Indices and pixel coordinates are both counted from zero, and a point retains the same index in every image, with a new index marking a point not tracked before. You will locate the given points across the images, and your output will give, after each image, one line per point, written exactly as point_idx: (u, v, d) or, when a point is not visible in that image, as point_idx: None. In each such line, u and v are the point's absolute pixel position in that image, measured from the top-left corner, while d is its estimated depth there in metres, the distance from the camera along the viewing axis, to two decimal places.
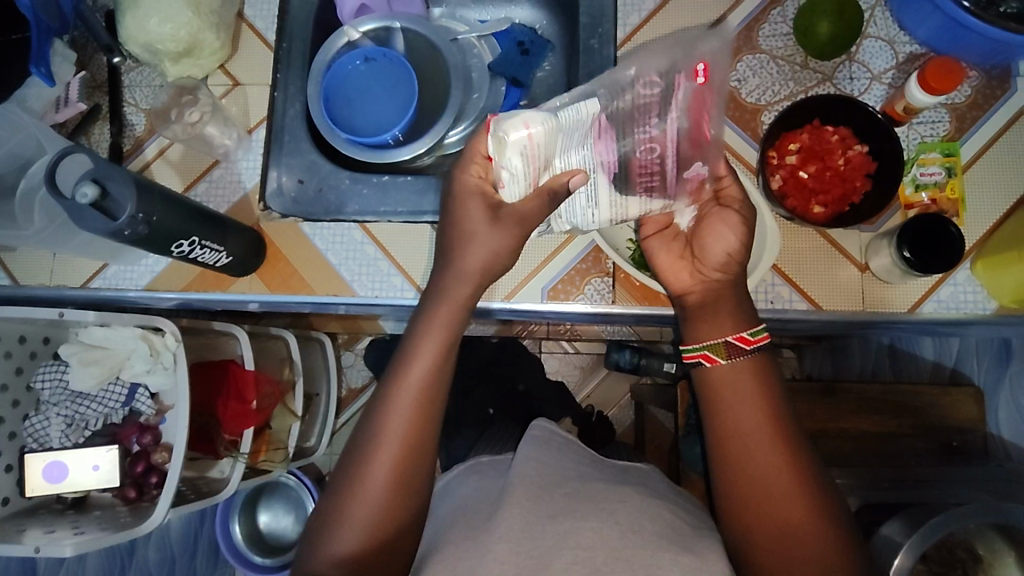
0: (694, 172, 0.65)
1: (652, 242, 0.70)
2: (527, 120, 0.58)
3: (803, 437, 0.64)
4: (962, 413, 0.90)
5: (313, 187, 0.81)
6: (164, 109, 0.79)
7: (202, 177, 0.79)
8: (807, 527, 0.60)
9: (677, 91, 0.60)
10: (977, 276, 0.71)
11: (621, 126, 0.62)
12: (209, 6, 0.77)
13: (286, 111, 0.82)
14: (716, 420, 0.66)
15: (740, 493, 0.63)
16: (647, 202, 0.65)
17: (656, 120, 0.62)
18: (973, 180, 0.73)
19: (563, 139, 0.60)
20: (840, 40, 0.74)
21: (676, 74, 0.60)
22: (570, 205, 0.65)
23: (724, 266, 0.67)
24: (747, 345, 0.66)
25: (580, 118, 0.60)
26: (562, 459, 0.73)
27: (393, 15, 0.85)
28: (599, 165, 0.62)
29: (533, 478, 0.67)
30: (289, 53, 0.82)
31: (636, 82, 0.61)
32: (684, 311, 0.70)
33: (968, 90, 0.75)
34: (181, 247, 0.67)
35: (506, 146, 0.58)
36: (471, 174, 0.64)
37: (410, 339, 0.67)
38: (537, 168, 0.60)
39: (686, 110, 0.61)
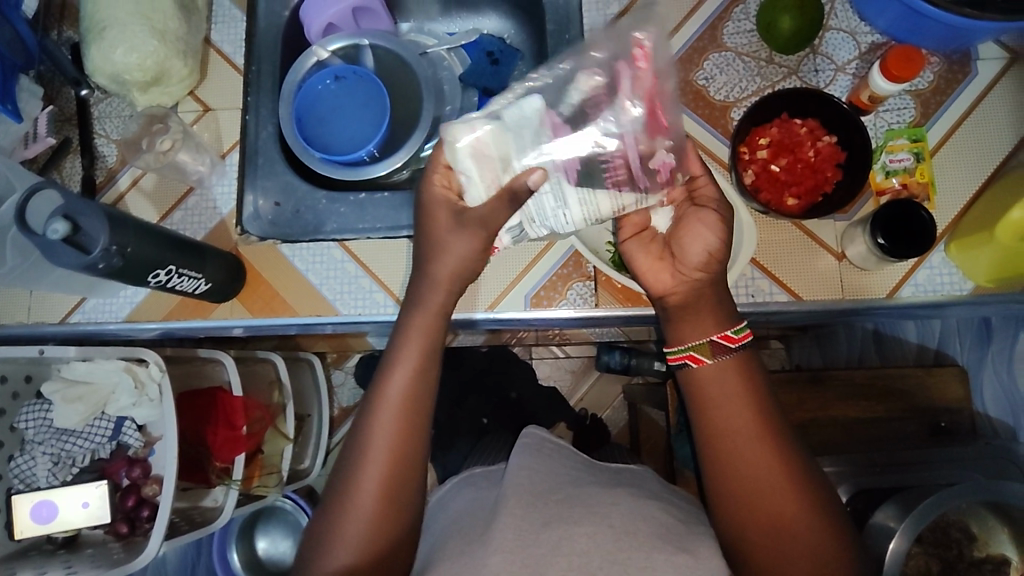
0: (661, 163, 0.62)
1: (631, 244, 0.69)
2: (471, 123, 0.59)
3: (792, 432, 0.65)
4: (949, 395, 0.90)
5: (290, 208, 0.82)
6: (134, 139, 0.78)
7: (178, 205, 0.79)
8: (799, 521, 0.61)
9: (620, 80, 0.62)
10: (952, 258, 0.72)
11: (575, 119, 0.61)
12: (175, 33, 0.77)
13: (258, 135, 0.82)
14: (705, 420, 0.66)
15: (733, 494, 0.63)
16: (618, 197, 0.61)
17: (609, 111, 0.61)
18: (942, 163, 0.74)
19: (514, 138, 0.59)
20: (805, 32, 0.75)
21: (617, 63, 0.63)
22: (540, 206, 0.62)
23: (705, 264, 0.66)
24: (731, 343, 0.66)
25: (526, 116, 0.60)
26: (555, 467, 0.72)
27: (361, 32, 0.85)
28: (558, 161, 0.59)
29: (527, 487, 0.67)
30: (260, 76, 0.84)
31: (578, 76, 0.63)
32: (667, 312, 0.68)
33: (930, 76, 0.76)
34: (158, 277, 0.67)
35: (455, 151, 0.59)
36: (434, 183, 0.64)
37: (393, 355, 0.67)
38: (493, 169, 0.60)
39: (638, 95, 0.61)
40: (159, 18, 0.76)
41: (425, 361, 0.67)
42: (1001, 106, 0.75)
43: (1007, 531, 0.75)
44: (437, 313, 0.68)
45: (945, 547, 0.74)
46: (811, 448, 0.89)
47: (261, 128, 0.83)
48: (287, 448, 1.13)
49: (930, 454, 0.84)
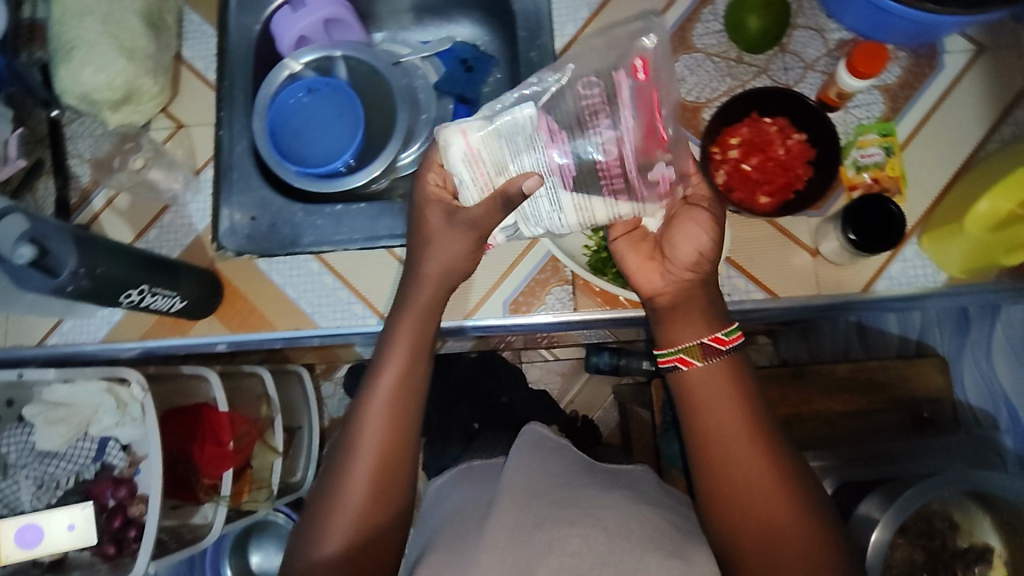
0: (659, 173, 0.65)
1: (621, 243, 0.70)
2: (465, 128, 0.62)
3: (783, 436, 0.65)
4: (929, 385, 0.90)
5: (267, 222, 0.82)
6: (106, 159, 0.80)
7: (153, 223, 0.78)
8: (788, 525, 0.60)
9: (620, 89, 0.64)
10: (925, 250, 0.73)
11: (572, 127, 0.63)
12: (144, 51, 0.77)
13: (233, 150, 0.83)
14: (694, 421, 0.66)
15: (721, 494, 0.63)
16: (614, 205, 0.64)
17: (608, 121, 0.63)
18: (912, 156, 0.75)
19: (508, 145, 0.61)
20: (767, 36, 0.76)
21: (617, 72, 0.64)
22: (535, 208, 0.64)
23: (695, 264, 0.67)
24: (723, 345, 0.66)
25: (519, 121, 0.61)
26: (553, 467, 0.71)
27: (333, 44, 0.85)
28: (554, 169, 0.62)
29: (518, 489, 0.66)
30: (233, 90, 0.83)
31: (576, 83, 0.65)
32: (657, 312, 0.70)
33: (898, 71, 0.77)
34: (131, 297, 0.67)
35: (448, 155, 0.62)
36: (428, 182, 0.65)
37: (379, 363, 0.67)
38: (486, 173, 0.62)
39: (636, 106, 0.64)
40: (127, 36, 0.76)
41: (412, 367, 0.66)
42: (968, 98, 0.76)
43: (990, 519, 0.76)
44: (422, 321, 0.67)
45: (932, 536, 0.75)
46: (796, 444, 0.90)
47: (236, 142, 0.83)
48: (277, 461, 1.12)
49: (913, 446, 0.86)
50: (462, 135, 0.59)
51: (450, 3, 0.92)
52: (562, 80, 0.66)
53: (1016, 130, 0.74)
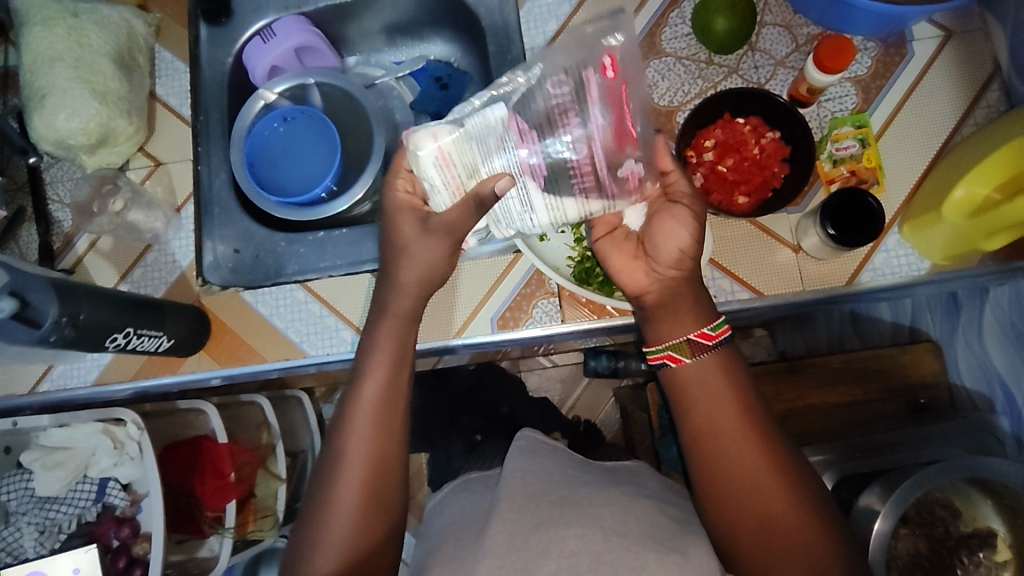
0: (628, 171, 0.65)
1: (604, 243, 0.70)
2: (435, 132, 0.60)
3: (776, 427, 0.65)
4: (923, 369, 0.91)
5: (250, 254, 0.81)
6: (86, 204, 0.78)
7: (137, 263, 0.79)
8: (788, 517, 0.60)
9: (589, 87, 0.64)
10: (906, 239, 0.73)
11: (542, 126, 0.63)
12: (117, 94, 0.77)
13: (213, 184, 0.82)
14: (690, 419, 0.66)
15: (720, 494, 0.63)
16: (585, 203, 0.65)
17: (577, 119, 0.63)
18: (888, 145, 0.75)
19: (480, 147, 0.61)
20: (737, 37, 0.75)
21: (586, 70, 0.63)
22: (506, 209, 0.65)
23: (678, 263, 0.67)
24: (709, 340, 0.66)
25: (489, 123, 0.61)
26: (550, 464, 0.73)
27: (306, 72, 0.84)
28: (526, 170, 0.62)
29: (519, 492, 0.66)
30: (208, 125, 0.83)
31: (545, 83, 0.64)
32: (644, 311, 0.69)
33: (868, 62, 0.77)
34: (116, 340, 0.67)
35: (419, 159, 0.61)
36: (398, 188, 0.65)
37: (362, 367, 0.67)
38: (458, 177, 0.62)
39: (605, 104, 0.64)
40: (99, 80, 0.76)
41: (398, 374, 0.67)
42: (940, 84, 0.75)
43: (990, 503, 0.76)
44: (394, 324, 0.68)
45: (932, 525, 0.76)
46: (794, 439, 0.90)
47: (215, 176, 0.82)
48: (281, 489, 1.11)
49: (910, 432, 0.84)
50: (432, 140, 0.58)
51: (421, 23, 0.91)
52: (530, 81, 0.65)
53: (989, 112, 0.74)
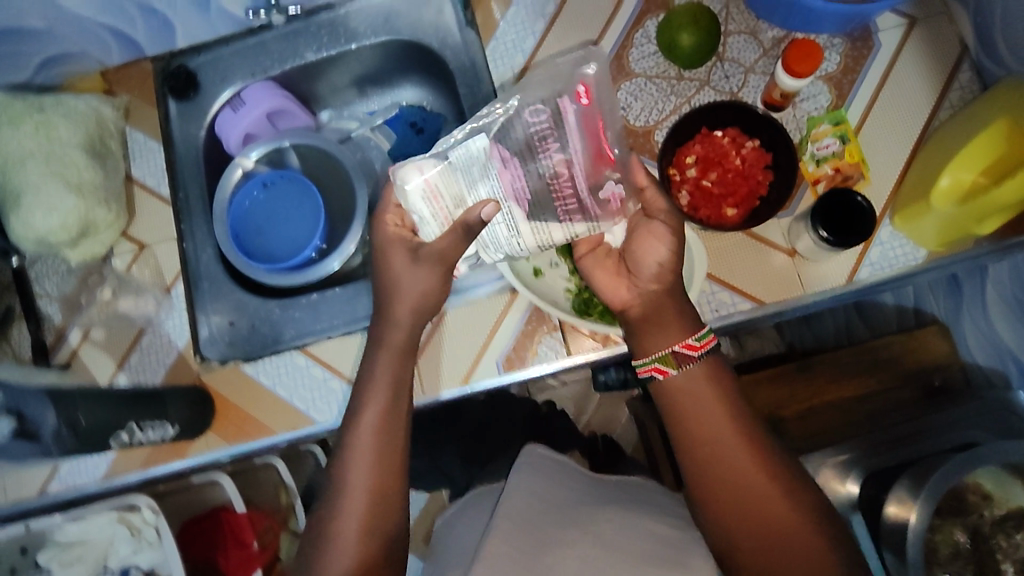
0: (610, 191, 0.65)
1: (587, 261, 0.70)
2: (420, 166, 0.63)
3: (767, 431, 0.64)
4: (932, 352, 0.91)
5: (246, 325, 0.80)
6: (73, 297, 0.81)
7: (133, 348, 0.79)
8: (785, 521, 0.60)
9: (566, 115, 0.64)
10: (899, 230, 0.73)
11: (523, 154, 0.63)
12: (92, 184, 0.76)
13: (200, 260, 0.82)
14: (680, 428, 0.65)
15: (716, 501, 0.62)
16: (569, 226, 0.64)
17: (557, 145, 0.63)
18: (868, 139, 0.75)
19: (464, 177, 0.63)
20: (703, 51, 0.75)
21: (561, 98, 0.63)
22: (493, 234, 0.65)
23: (658, 276, 0.66)
24: (695, 351, 0.65)
25: (471, 154, 0.63)
26: (564, 489, 0.76)
27: (280, 135, 0.83)
28: (510, 195, 0.63)
29: (525, 514, 0.70)
30: (188, 202, 0.83)
31: (523, 112, 0.64)
32: (629, 325, 0.68)
33: (837, 58, 0.77)
34: (122, 438, 0.73)
35: (406, 194, 0.63)
36: (387, 223, 0.67)
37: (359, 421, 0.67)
38: (445, 208, 0.63)
39: (582, 131, 0.63)
40: (72, 172, 0.75)
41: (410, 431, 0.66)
42: (910, 72, 0.76)
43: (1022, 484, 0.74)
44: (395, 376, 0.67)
45: (965, 513, 0.74)
46: (812, 438, 0.90)
47: (201, 251, 0.82)
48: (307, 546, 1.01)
49: (929, 421, 0.84)
50: (417, 174, 0.61)
51: (390, 72, 0.90)
52: (509, 111, 0.65)
53: (963, 93, 0.75)
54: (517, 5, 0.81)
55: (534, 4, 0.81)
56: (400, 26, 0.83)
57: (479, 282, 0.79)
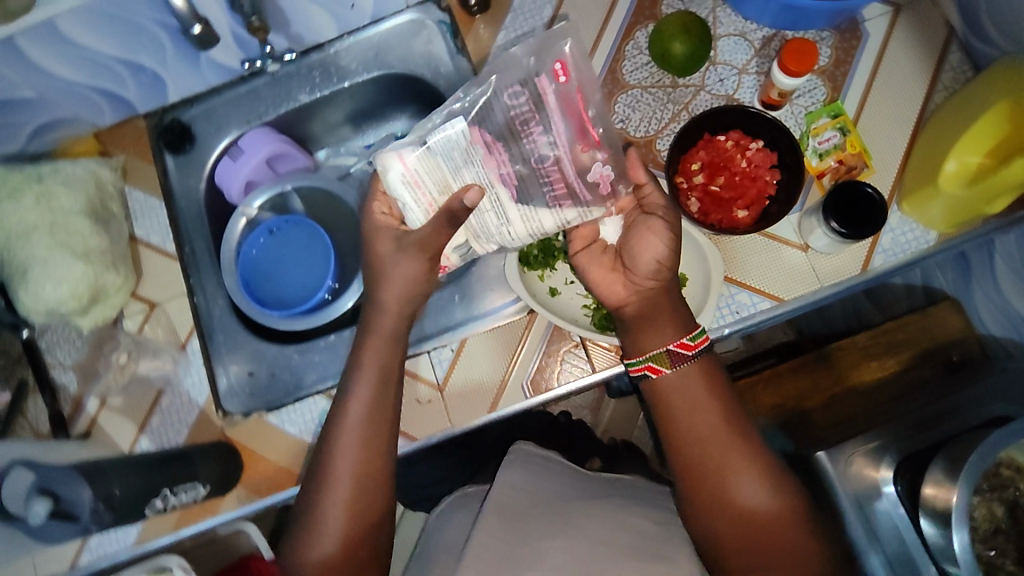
0: (598, 174, 0.63)
1: (583, 257, 0.68)
2: (400, 152, 0.61)
3: (754, 431, 0.65)
4: (949, 327, 0.90)
5: (265, 373, 0.79)
6: (90, 364, 0.79)
7: (153, 411, 0.78)
8: (766, 519, 0.61)
9: (545, 96, 0.62)
10: (909, 215, 0.73)
11: (505, 137, 0.62)
12: (98, 249, 0.75)
13: (213, 312, 0.81)
14: (671, 423, 0.66)
15: (700, 497, 0.64)
16: (558, 212, 0.62)
17: (540, 128, 0.62)
18: (867, 128, 0.76)
19: (445, 162, 0.61)
20: (697, 57, 0.76)
21: (539, 78, 0.62)
22: (481, 221, 0.63)
23: (657, 273, 0.65)
24: (689, 350, 0.66)
25: (450, 138, 0.61)
26: (549, 483, 0.76)
27: (281, 179, 0.84)
28: (496, 179, 0.61)
29: (509, 505, 0.71)
30: (195, 254, 0.83)
31: (502, 94, 0.63)
32: (625, 323, 0.68)
33: (828, 52, 0.77)
34: (156, 503, 0.72)
35: (389, 181, 0.62)
36: (376, 211, 0.67)
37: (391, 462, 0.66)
38: (429, 194, 0.62)
39: (562, 111, 0.63)
40: (78, 240, 0.74)
41: None
42: (902, 58, 0.76)
43: None
44: (390, 406, 0.67)
45: (1003, 488, 0.73)
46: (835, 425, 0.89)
47: (213, 303, 0.82)
48: None
49: (954, 398, 0.81)
50: (396, 159, 0.60)
51: (383, 104, 0.90)
52: (487, 92, 0.63)
53: (955, 75, 0.75)
54: (507, 28, 0.81)
55: (524, 26, 0.81)
56: (390, 60, 0.83)
57: (494, 308, 0.79)
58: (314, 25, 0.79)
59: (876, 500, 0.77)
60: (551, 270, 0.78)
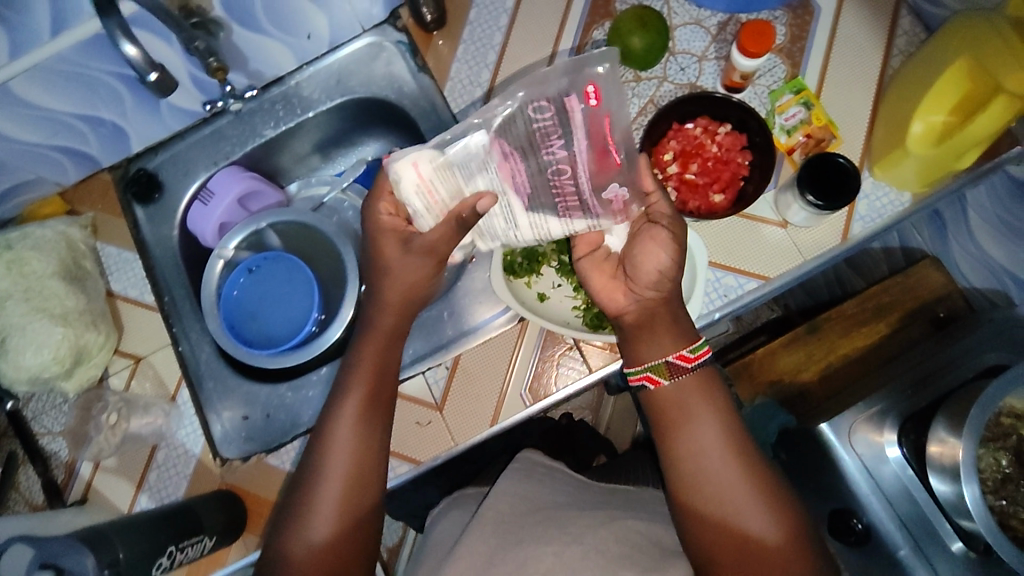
0: (613, 194, 0.64)
1: (585, 262, 0.68)
2: (415, 158, 0.61)
3: (752, 443, 0.64)
4: (932, 285, 0.90)
5: (261, 415, 0.77)
6: (79, 428, 0.78)
7: (149, 467, 0.76)
8: (762, 535, 0.60)
9: (572, 114, 0.62)
10: (881, 179, 0.74)
11: (525, 149, 0.62)
12: (76, 310, 0.74)
13: (200, 360, 0.79)
14: (671, 439, 0.65)
15: (695, 511, 0.63)
16: (568, 222, 0.64)
17: (561, 142, 0.62)
18: (831, 100, 0.77)
19: (461, 170, 0.62)
20: (656, 49, 0.76)
21: (568, 96, 0.61)
22: (490, 223, 0.66)
23: (657, 284, 0.64)
24: (689, 362, 0.65)
25: (470, 149, 0.61)
26: (545, 492, 0.72)
27: (257, 216, 0.82)
28: (509, 187, 0.63)
29: (504, 516, 0.68)
30: (176, 303, 0.80)
31: (527, 108, 0.62)
32: (624, 331, 0.68)
33: (784, 29, 0.78)
34: (162, 563, 0.68)
35: (401, 187, 0.61)
36: (381, 212, 0.66)
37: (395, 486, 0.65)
38: (441, 200, 0.62)
39: (586, 130, 0.62)
40: (55, 303, 0.74)
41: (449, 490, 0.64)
42: (856, 29, 0.78)
43: None
44: (381, 429, 0.67)
45: (1004, 436, 0.73)
46: (831, 393, 0.91)
47: (199, 350, 0.79)
48: None
49: (946, 353, 0.81)
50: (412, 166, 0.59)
51: (350, 131, 0.89)
52: (512, 106, 0.63)
53: (909, 39, 0.77)
54: (465, 41, 0.82)
55: (482, 38, 0.81)
56: (353, 85, 0.83)
57: (483, 320, 0.78)
58: (273, 59, 0.79)
59: (884, 464, 0.77)
60: (537, 275, 0.77)
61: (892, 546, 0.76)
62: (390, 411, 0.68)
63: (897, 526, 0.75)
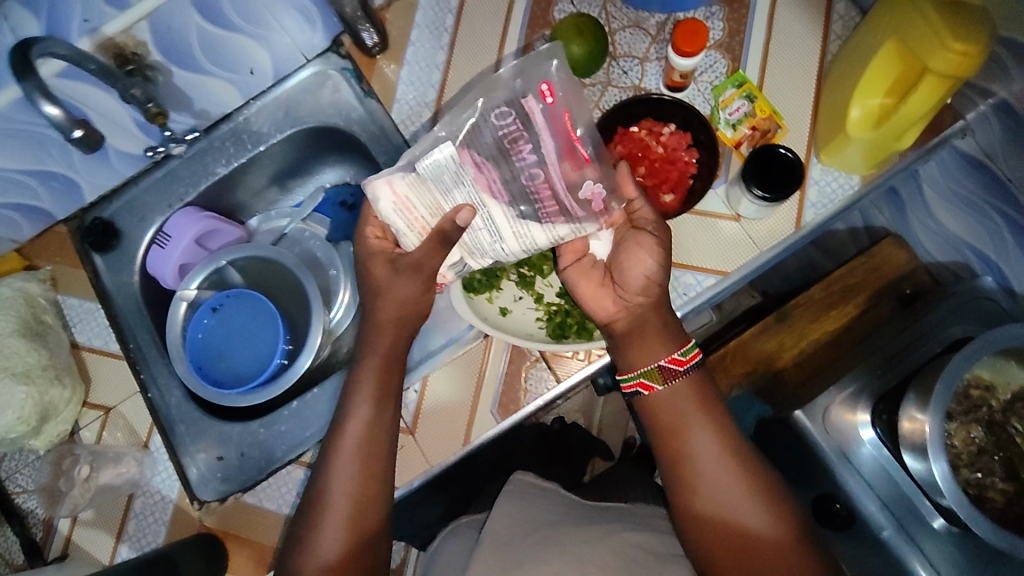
0: (590, 191, 0.63)
1: (571, 272, 0.69)
2: (390, 178, 0.61)
3: (747, 444, 0.64)
4: (894, 265, 0.90)
5: (235, 454, 0.76)
6: (53, 484, 0.78)
7: (127, 516, 0.77)
8: (757, 535, 0.60)
9: (533, 116, 0.61)
10: (829, 165, 0.75)
11: (496, 159, 0.61)
12: (39, 366, 0.75)
13: (169, 404, 0.78)
14: (666, 443, 0.65)
15: (691, 513, 0.63)
16: (552, 228, 0.62)
17: (530, 147, 0.61)
18: (774, 91, 0.77)
19: (435, 186, 0.61)
20: (597, 54, 0.76)
21: (527, 99, 0.61)
22: (476, 238, 0.63)
23: (646, 289, 0.66)
24: (681, 365, 0.66)
25: (439, 163, 0.60)
26: (535, 508, 0.67)
27: (217, 255, 0.82)
28: (487, 198, 0.61)
29: (504, 538, 0.63)
30: (141, 348, 0.80)
31: (489, 115, 0.61)
32: (615, 338, 0.69)
33: (721, 24, 0.79)
34: None
35: (380, 209, 0.62)
36: (369, 236, 0.67)
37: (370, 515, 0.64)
38: (420, 217, 0.62)
39: (551, 132, 0.61)
40: (15, 362, 0.74)
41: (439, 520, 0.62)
42: (792, 17, 0.78)
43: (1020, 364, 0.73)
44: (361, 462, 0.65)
45: (976, 409, 0.73)
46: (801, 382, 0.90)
47: (168, 394, 0.79)
48: None
49: (915, 328, 0.81)
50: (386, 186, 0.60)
51: (304, 160, 0.89)
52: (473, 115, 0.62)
53: (845, 23, 0.77)
54: (409, 63, 0.82)
55: (425, 57, 0.82)
56: (302, 116, 0.83)
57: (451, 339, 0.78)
58: (218, 98, 0.80)
59: (861, 447, 0.77)
60: (497, 290, 0.77)
61: (875, 527, 0.77)
62: (376, 438, 0.67)
63: (879, 508, 0.76)
